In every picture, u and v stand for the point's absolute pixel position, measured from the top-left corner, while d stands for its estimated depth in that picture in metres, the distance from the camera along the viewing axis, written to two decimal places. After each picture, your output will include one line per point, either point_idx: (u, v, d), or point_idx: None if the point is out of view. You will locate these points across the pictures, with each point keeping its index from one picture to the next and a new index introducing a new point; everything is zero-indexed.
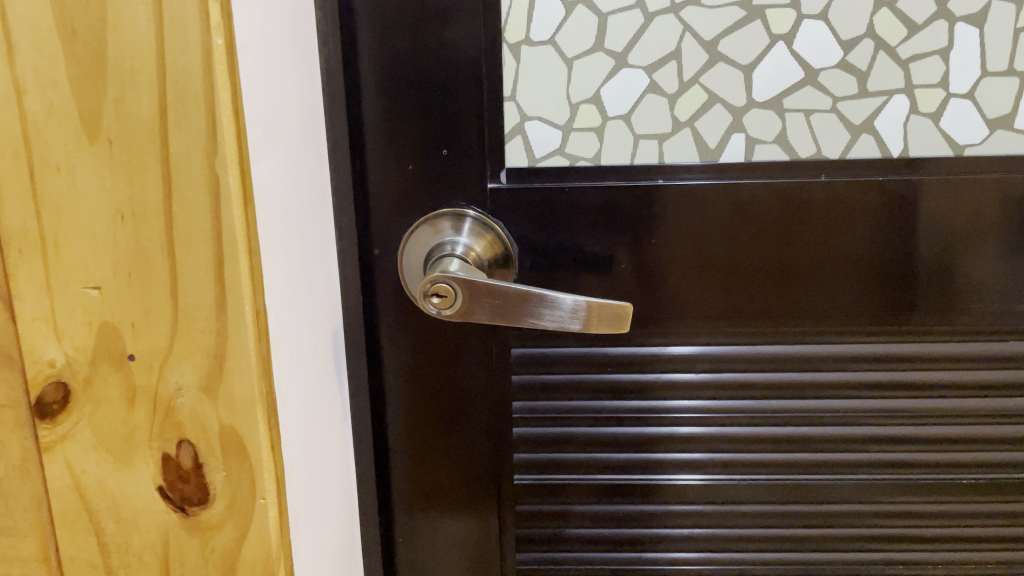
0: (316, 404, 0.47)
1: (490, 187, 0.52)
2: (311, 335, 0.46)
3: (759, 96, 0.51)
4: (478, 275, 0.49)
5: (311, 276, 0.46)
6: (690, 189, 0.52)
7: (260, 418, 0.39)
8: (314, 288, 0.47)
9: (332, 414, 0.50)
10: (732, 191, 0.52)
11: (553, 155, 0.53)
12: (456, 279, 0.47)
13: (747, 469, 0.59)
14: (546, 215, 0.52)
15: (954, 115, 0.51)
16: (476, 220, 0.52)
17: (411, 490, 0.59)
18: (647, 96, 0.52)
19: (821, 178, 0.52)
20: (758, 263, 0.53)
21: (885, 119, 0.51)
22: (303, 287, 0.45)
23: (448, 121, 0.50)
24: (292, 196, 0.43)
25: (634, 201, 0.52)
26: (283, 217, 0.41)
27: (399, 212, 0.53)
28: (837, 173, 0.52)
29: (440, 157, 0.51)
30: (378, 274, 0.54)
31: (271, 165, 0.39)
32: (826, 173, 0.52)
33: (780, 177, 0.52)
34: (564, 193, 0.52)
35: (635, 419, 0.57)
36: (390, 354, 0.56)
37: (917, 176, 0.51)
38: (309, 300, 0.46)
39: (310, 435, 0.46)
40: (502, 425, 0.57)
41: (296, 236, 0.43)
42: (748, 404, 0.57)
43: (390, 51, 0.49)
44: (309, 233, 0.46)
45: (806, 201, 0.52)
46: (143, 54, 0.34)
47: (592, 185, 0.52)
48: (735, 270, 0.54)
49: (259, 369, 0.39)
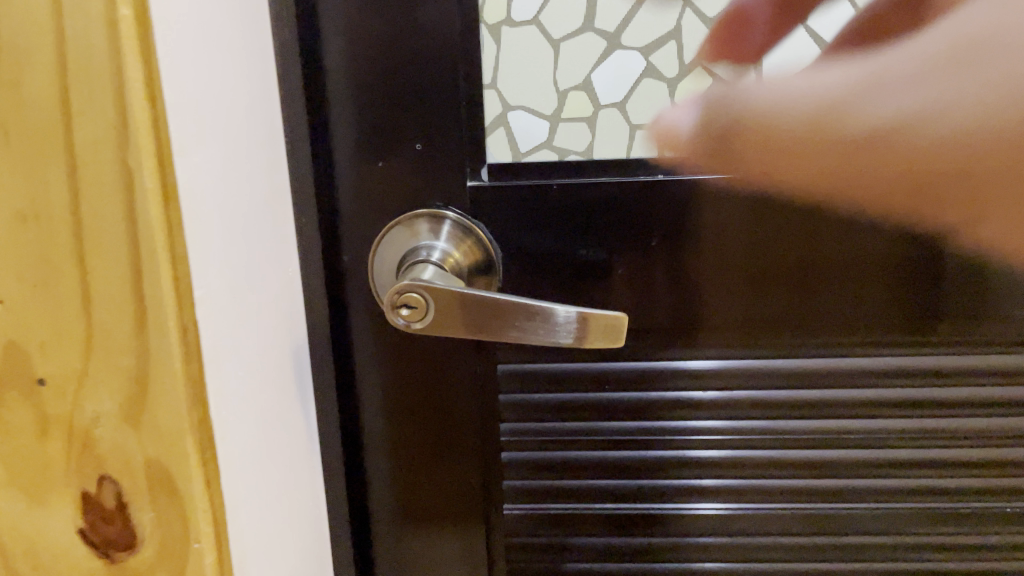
0: (271, 430, 0.42)
1: (469, 186, 0.47)
2: (263, 352, 0.41)
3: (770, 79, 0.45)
4: (452, 282, 0.43)
5: (262, 287, 0.41)
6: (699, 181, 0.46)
7: (192, 451, 0.34)
8: (267, 299, 0.42)
9: (295, 438, 0.45)
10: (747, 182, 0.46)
11: (539, 149, 0.47)
12: (428, 285, 0.41)
13: (764, 497, 0.53)
14: (532, 216, 0.47)
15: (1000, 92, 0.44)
16: (455, 224, 0.47)
17: (391, 520, 0.54)
18: (645, 81, 0.46)
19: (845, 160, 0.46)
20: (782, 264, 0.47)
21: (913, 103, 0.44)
22: (250, 297, 0.39)
23: (421, 112, 0.45)
24: (234, 196, 0.38)
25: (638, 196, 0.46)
26: (219, 219, 0.36)
27: (371, 214, 0.48)
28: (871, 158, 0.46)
29: (414, 152, 0.46)
30: (349, 283, 0.49)
31: (201, 159, 0.34)
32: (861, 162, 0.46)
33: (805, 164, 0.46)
34: (554, 191, 0.46)
35: (637, 442, 0.52)
36: (368, 372, 0.50)
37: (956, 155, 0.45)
38: (259, 313, 0.40)
39: (263, 466, 0.40)
40: (490, 449, 0.52)
41: (238, 240, 0.38)
42: (763, 425, 0.51)
43: (354, 35, 0.44)
44: (258, 238, 0.41)
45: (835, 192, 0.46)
46: (41, 28, 0.30)
47: (584, 182, 0.46)
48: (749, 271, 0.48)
49: (189, 396, 0.33)
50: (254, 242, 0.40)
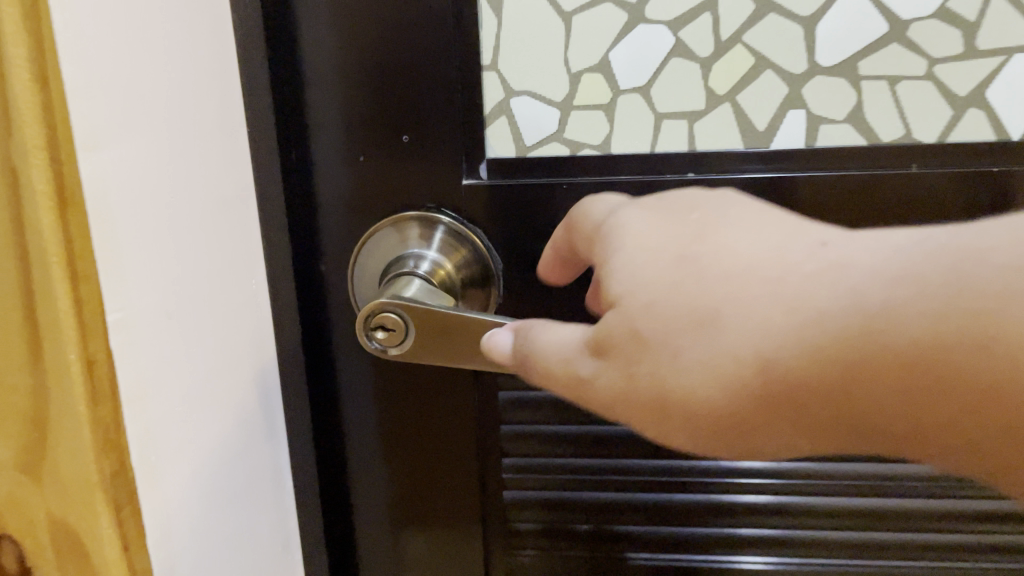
0: (224, 471, 0.36)
1: (465, 184, 0.40)
2: (214, 381, 0.35)
3: (825, 58, 0.37)
4: (439, 300, 0.36)
5: (214, 304, 0.35)
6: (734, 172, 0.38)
7: (105, 512, 0.27)
8: (219, 318, 0.35)
9: (257, 476, 0.39)
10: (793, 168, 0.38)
11: (547, 141, 0.40)
12: (407, 303, 0.35)
13: (809, 552, 0.45)
14: (539, 221, 0.40)
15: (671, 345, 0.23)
16: (450, 229, 0.40)
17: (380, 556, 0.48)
18: (674, 61, 0.38)
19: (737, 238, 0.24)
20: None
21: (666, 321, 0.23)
22: (196, 318, 0.33)
23: (407, 99, 0.39)
24: (167, 196, 0.31)
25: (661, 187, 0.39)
26: (144, 227, 0.30)
27: (354, 215, 0.41)
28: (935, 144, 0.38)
29: (401, 145, 0.40)
30: (329, 296, 0.43)
31: (111, 154, 0.28)
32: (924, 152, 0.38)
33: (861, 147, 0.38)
34: (563, 192, 0.39)
35: (660, 484, 0.44)
36: (354, 395, 0.44)
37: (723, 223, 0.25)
38: (208, 335, 0.34)
39: (209, 516, 0.34)
40: (490, 486, 0.45)
41: (177, 251, 0.32)
42: (810, 468, 0.43)
43: (329, 7, 0.37)
44: (208, 247, 0.35)
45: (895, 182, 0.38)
46: None
47: (601, 182, 0.39)
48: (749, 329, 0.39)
49: (98, 443, 0.27)
50: (201, 253, 0.34)
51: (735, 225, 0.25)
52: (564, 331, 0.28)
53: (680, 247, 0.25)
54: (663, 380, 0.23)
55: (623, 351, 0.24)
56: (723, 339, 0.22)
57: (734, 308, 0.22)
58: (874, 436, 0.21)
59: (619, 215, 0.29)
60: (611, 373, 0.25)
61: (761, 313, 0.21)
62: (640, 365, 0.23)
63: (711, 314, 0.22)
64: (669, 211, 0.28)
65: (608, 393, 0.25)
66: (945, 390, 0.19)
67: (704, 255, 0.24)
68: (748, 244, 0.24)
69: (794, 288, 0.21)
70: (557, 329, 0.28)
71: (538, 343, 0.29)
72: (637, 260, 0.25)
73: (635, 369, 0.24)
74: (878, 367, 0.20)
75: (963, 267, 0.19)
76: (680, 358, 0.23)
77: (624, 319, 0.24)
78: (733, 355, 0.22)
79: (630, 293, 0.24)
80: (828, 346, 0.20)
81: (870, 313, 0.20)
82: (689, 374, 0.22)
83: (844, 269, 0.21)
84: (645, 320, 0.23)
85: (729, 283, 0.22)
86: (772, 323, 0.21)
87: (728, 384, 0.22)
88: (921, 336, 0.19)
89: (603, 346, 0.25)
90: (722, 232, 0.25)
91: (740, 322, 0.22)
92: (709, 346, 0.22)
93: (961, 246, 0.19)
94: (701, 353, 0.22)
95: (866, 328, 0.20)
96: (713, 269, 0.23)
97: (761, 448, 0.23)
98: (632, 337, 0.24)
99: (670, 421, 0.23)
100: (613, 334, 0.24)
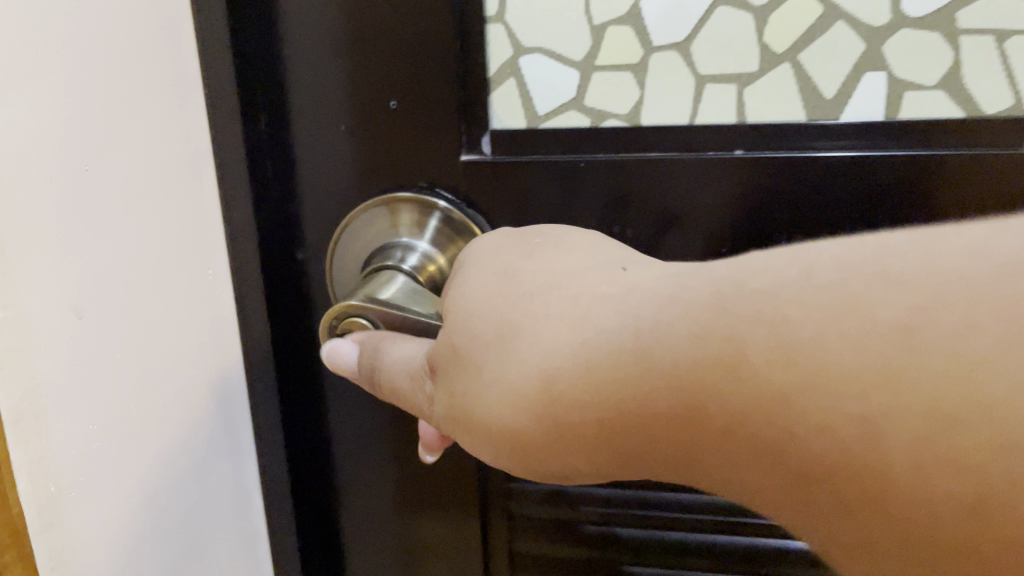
0: (159, 500, 0.30)
1: (465, 161, 0.33)
2: (147, 394, 0.29)
3: (914, 7, 0.29)
4: (425, 300, 0.30)
5: (151, 301, 0.29)
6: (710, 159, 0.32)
7: None
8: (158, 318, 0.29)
9: (208, 501, 0.33)
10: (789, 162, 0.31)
11: (563, 110, 0.33)
12: (377, 306, 0.28)
13: None
14: (552, 204, 0.33)
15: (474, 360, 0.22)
16: (446, 215, 0.34)
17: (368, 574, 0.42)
18: (721, 11, 0.31)
19: (560, 261, 0.23)
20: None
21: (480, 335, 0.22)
22: (121, 320, 0.27)
23: (392, 57, 0.32)
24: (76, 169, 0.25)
25: (632, 181, 0.32)
26: (33, 208, 0.24)
27: (335, 196, 0.35)
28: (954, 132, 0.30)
29: (388, 113, 0.33)
30: (311, 289, 0.37)
31: None
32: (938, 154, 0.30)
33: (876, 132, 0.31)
34: (583, 170, 0.33)
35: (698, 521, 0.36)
36: (337, 405, 0.38)
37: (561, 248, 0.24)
38: (142, 341, 0.28)
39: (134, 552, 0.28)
40: (494, 511, 0.38)
41: (90, 242, 0.26)
42: None
43: None
44: (144, 233, 0.29)
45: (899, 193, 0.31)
46: None
47: (628, 159, 0.32)
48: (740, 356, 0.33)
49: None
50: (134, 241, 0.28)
51: (572, 246, 0.24)
52: (405, 348, 0.26)
53: (507, 262, 0.24)
54: (471, 401, 0.22)
55: (444, 368, 0.23)
56: (516, 355, 0.21)
57: (529, 324, 0.21)
58: (650, 459, 0.19)
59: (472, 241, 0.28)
60: (438, 398, 0.23)
61: (547, 328, 0.20)
62: (456, 388, 0.22)
63: (513, 329, 0.21)
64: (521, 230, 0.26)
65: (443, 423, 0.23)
66: (701, 414, 0.17)
67: (526, 271, 0.23)
68: (570, 261, 0.23)
69: (585, 307, 0.20)
70: (399, 346, 0.27)
71: (386, 356, 0.26)
72: (471, 274, 0.24)
73: (454, 391, 0.22)
74: (637, 388, 0.18)
75: (730, 289, 0.17)
76: (485, 376, 0.21)
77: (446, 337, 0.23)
78: (519, 370, 0.20)
79: (452, 310, 0.23)
80: (598, 363, 0.19)
81: (640, 332, 0.18)
82: (493, 393, 0.21)
83: (631, 291, 0.20)
84: (460, 337, 0.22)
85: (532, 298, 0.21)
86: (556, 338, 0.20)
87: (517, 400, 0.20)
88: (686, 361, 0.17)
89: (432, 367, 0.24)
90: (553, 251, 0.24)
91: (533, 340, 0.20)
92: (503, 361, 0.21)
93: (740, 274, 0.18)
94: (497, 367, 0.21)
95: (637, 350, 0.18)
96: (525, 286, 0.22)
97: (552, 469, 0.21)
98: (450, 354, 0.23)
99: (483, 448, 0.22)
100: (439, 353, 0.23)
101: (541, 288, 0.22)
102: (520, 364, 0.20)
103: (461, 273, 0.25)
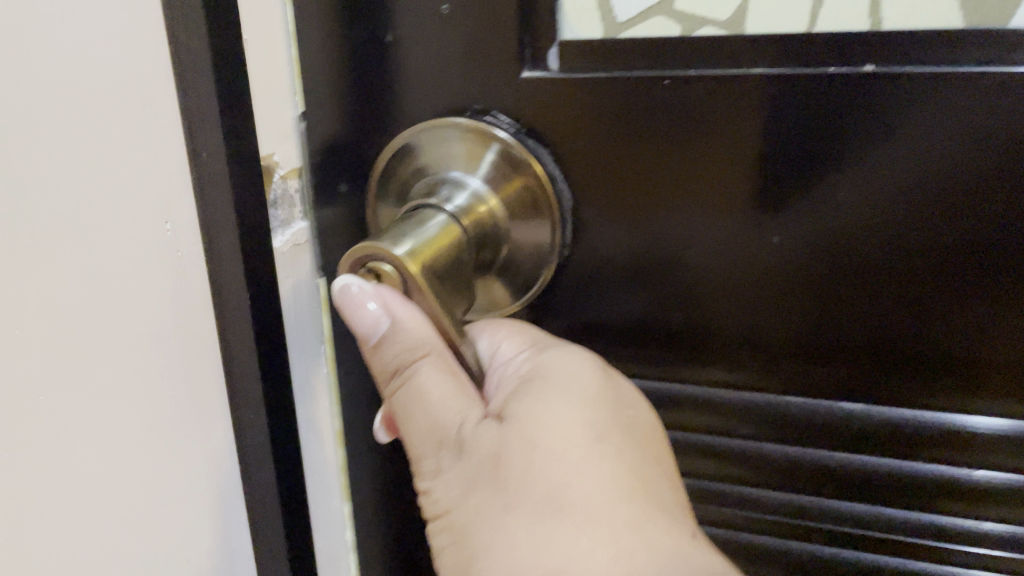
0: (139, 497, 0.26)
1: (527, 79, 0.28)
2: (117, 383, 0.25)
3: None
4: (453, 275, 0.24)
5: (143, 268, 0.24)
6: (819, 76, 0.25)
7: None
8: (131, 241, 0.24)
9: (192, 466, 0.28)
10: (913, 100, 0.25)
11: (647, 16, 0.27)
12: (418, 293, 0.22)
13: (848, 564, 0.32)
14: (630, 133, 0.28)
15: (502, 506, 0.20)
16: (504, 148, 0.28)
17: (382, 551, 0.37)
18: None
19: (634, 470, 0.20)
20: (888, 437, 0.29)
21: (529, 488, 0.19)
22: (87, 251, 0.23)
23: None
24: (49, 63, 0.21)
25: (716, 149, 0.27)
26: None
27: (370, 121, 0.30)
28: (939, 137, 0.25)
29: (434, 21, 0.27)
30: (340, 226, 0.32)
31: None
32: (948, 191, 0.25)
33: (903, 139, 0.25)
34: (664, 90, 0.27)
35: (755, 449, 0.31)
36: (359, 368, 0.33)
37: (642, 458, 0.21)
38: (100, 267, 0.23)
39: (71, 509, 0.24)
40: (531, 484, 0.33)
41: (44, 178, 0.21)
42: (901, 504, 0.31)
43: None
44: (122, 182, 0.23)
45: (880, 273, 0.27)
46: None
47: (724, 74, 0.26)
48: (830, 328, 0.28)
49: None
50: (101, 202, 0.23)
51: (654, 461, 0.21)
52: (437, 393, 0.22)
53: (591, 417, 0.21)
54: (470, 527, 0.20)
55: (473, 470, 0.21)
56: (552, 540, 0.19)
57: (579, 518, 0.19)
58: None
59: (554, 350, 0.23)
60: (444, 482, 0.22)
61: (586, 539, 0.19)
62: (468, 499, 0.21)
63: (561, 509, 0.19)
64: (615, 382, 0.22)
65: (426, 497, 0.22)
66: None
67: (600, 454, 0.20)
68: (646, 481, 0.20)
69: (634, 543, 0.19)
70: (432, 377, 0.22)
71: (413, 378, 0.22)
72: (552, 407, 0.21)
73: (469, 506, 0.21)
74: None
75: None
76: (501, 522, 0.20)
77: (496, 442, 0.20)
78: (541, 554, 0.19)
79: (518, 423, 0.20)
80: None
81: None
82: (494, 553, 0.20)
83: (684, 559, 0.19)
84: (513, 458, 0.20)
85: (593, 492, 0.19)
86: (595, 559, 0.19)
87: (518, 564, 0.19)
88: None
89: (456, 447, 0.21)
90: (631, 450, 0.21)
91: (568, 539, 0.19)
92: (531, 530, 0.19)
93: None
94: (524, 531, 0.19)
95: None
96: (593, 470, 0.20)
97: None
98: (492, 471, 0.20)
99: (452, 559, 0.21)
100: (481, 445, 0.20)
101: (608, 484, 0.19)
102: (543, 544, 0.19)
103: (547, 392, 0.21)
